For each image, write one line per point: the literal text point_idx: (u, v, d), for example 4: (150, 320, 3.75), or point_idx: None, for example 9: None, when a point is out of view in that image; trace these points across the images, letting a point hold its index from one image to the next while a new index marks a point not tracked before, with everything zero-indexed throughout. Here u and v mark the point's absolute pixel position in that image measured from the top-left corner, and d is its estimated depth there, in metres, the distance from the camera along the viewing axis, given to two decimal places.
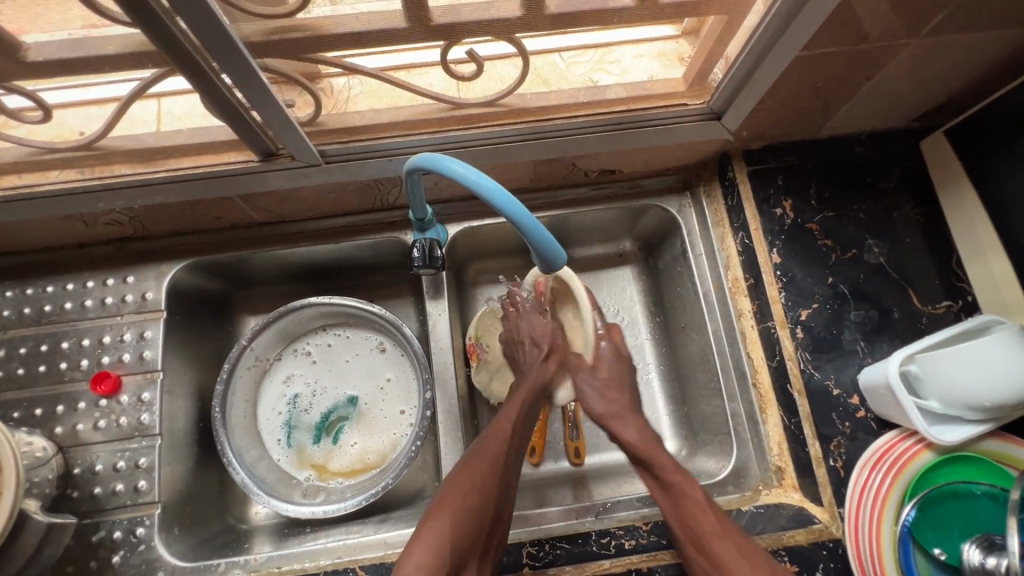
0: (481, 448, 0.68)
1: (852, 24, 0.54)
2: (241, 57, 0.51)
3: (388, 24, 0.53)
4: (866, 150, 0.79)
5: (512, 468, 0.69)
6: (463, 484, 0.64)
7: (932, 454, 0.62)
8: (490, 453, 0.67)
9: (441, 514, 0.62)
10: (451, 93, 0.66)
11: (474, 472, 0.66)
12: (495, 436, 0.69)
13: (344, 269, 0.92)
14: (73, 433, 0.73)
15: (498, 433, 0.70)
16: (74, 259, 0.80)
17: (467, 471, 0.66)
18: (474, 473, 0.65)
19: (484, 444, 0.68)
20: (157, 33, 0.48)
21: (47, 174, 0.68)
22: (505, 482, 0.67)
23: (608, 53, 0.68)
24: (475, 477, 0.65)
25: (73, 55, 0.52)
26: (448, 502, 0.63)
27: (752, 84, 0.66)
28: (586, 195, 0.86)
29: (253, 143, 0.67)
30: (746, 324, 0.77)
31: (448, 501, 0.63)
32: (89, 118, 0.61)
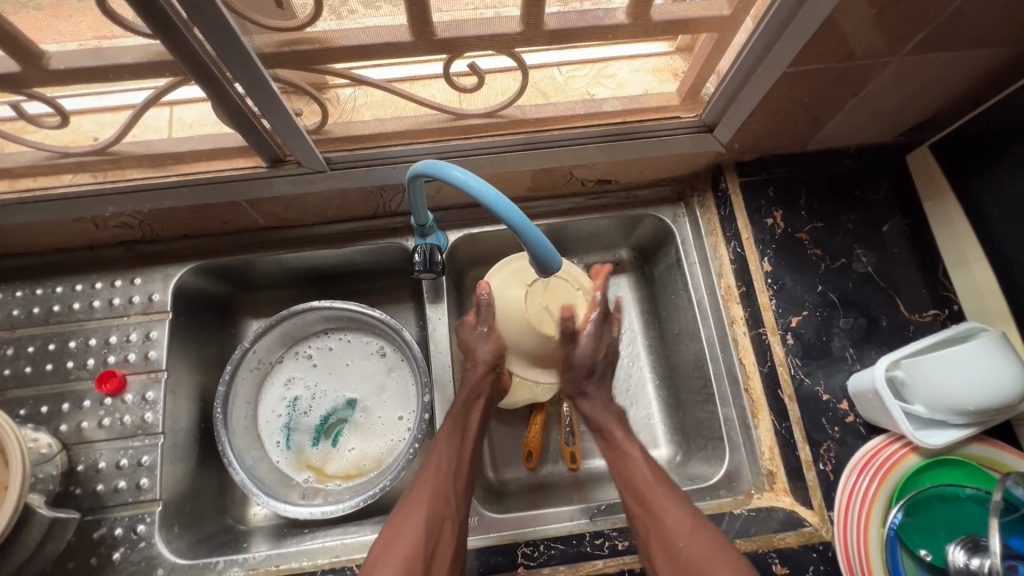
0: (417, 488, 0.66)
1: (836, 42, 0.57)
2: (255, 67, 0.54)
3: (395, 38, 0.56)
4: (854, 163, 0.81)
5: (451, 496, 0.66)
6: (395, 531, 0.62)
7: (917, 457, 0.63)
8: (420, 494, 0.65)
9: (376, 563, 0.60)
10: (453, 104, 0.69)
11: (406, 515, 0.64)
12: (426, 477, 0.67)
13: (346, 274, 0.94)
14: (78, 431, 0.75)
15: (426, 473, 0.67)
16: (83, 261, 0.82)
17: (400, 517, 0.64)
18: (407, 517, 0.63)
19: (414, 489, 0.66)
20: (175, 44, 0.51)
21: (61, 177, 0.70)
22: (444, 512, 0.64)
23: (605, 68, 0.69)
24: (406, 520, 0.63)
25: (92, 64, 0.54)
26: (382, 552, 0.61)
27: (742, 99, 0.69)
28: (583, 204, 0.89)
29: (263, 150, 0.69)
30: (739, 330, 0.79)
31: (381, 551, 0.61)
32: (104, 124, 0.64)
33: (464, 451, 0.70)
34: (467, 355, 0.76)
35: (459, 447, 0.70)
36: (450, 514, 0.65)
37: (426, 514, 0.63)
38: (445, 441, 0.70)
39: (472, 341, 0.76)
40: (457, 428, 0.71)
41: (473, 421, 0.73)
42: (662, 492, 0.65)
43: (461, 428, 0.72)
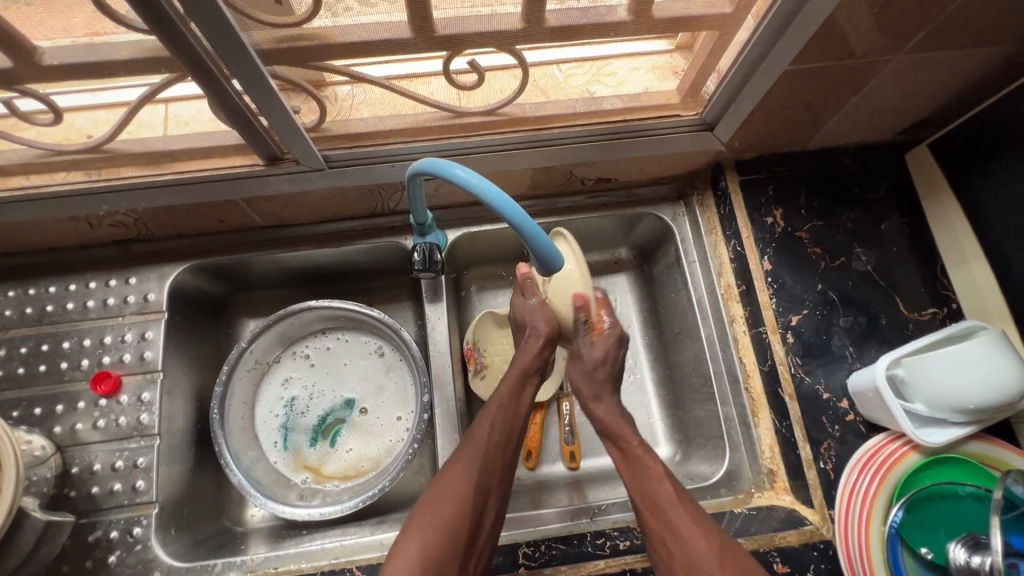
0: (465, 450, 0.66)
1: (838, 40, 0.57)
2: (253, 63, 0.53)
3: (395, 34, 0.56)
4: (853, 161, 0.82)
5: (499, 469, 0.66)
6: (440, 494, 0.63)
7: (918, 455, 0.63)
8: (470, 463, 0.64)
9: (420, 523, 0.61)
10: (453, 102, 0.69)
11: (454, 480, 0.63)
12: (476, 441, 0.66)
13: (345, 273, 0.93)
14: (72, 433, 0.74)
15: (477, 439, 0.66)
16: (77, 261, 0.81)
17: (447, 480, 0.64)
18: (454, 481, 0.63)
19: (465, 449, 0.66)
20: (171, 39, 0.50)
21: (54, 176, 0.69)
22: (491, 484, 0.65)
23: (604, 65, 0.68)
24: (454, 485, 0.63)
25: (86, 60, 0.53)
26: (427, 511, 0.62)
27: (742, 97, 0.68)
28: (583, 203, 0.88)
29: (259, 147, 0.69)
30: (739, 329, 0.79)
31: (425, 511, 0.62)
32: (97, 122, 0.63)
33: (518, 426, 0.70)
34: (522, 326, 0.74)
35: (512, 417, 0.69)
36: (495, 489, 0.65)
37: (474, 485, 0.63)
38: (501, 410, 0.68)
39: (528, 313, 0.74)
40: (513, 398, 0.70)
41: (525, 398, 0.71)
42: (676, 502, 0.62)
43: (518, 399, 0.70)
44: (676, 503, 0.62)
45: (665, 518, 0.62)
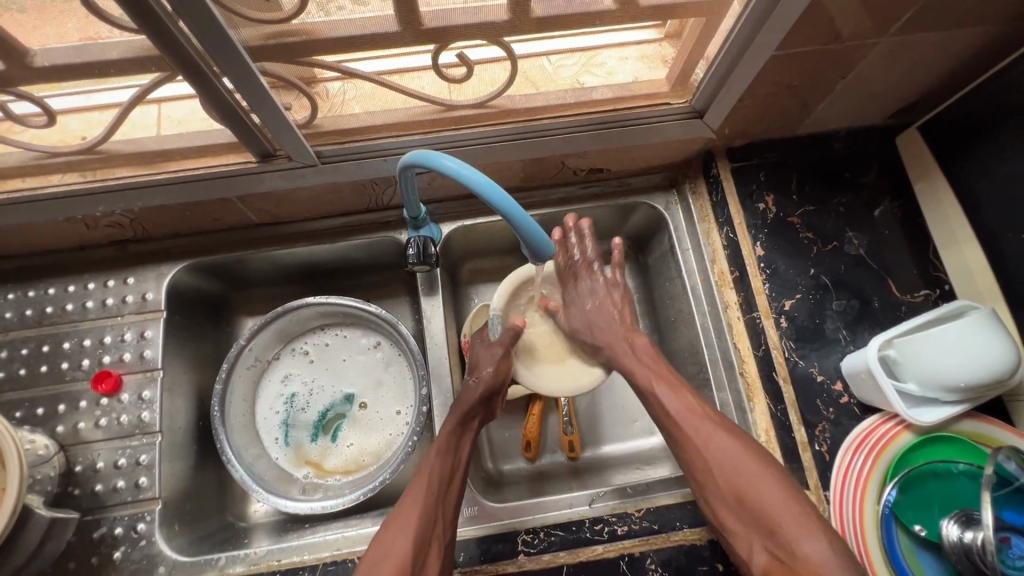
0: (404, 505, 0.65)
1: (823, 24, 0.57)
2: (241, 59, 0.54)
3: (381, 28, 0.56)
4: (844, 146, 0.82)
5: (440, 515, 0.65)
6: (381, 555, 0.61)
7: (911, 435, 0.64)
8: (408, 518, 0.63)
9: None
10: (443, 95, 0.69)
11: (394, 535, 0.62)
12: (415, 495, 0.65)
13: (341, 269, 0.94)
14: (75, 432, 0.75)
15: (415, 492, 0.65)
16: (75, 262, 0.82)
17: (386, 536, 0.62)
18: (393, 539, 0.61)
19: (403, 506, 0.65)
20: (161, 39, 0.51)
21: (49, 178, 0.70)
22: (431, 534, 0.63)
23: (594, 56, 0.69)
24: (392, 543, 0.61)
25: (77, 61, 0.54)
26: (368, 573, 0.59)
27: (731, 83, 0.69)
28: (575, 194, 0.89)
29: (251, 145, 0.69)
30: (733, 315, 0.79)
31: (366, 575, 0.59)
32: (91, 123, 0.64)
33: (454, 476, 0.68)
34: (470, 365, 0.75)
35: (451, 465, 0.68)
36: (437, 537, 0.63)
37: (415, 535, 0.62)
38: (437, 462, 0.68)
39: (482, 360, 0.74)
40: (450, 446, 0.70)
41: (463, 445, 0.71)
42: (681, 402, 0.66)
43: (458, 451, 0.70)
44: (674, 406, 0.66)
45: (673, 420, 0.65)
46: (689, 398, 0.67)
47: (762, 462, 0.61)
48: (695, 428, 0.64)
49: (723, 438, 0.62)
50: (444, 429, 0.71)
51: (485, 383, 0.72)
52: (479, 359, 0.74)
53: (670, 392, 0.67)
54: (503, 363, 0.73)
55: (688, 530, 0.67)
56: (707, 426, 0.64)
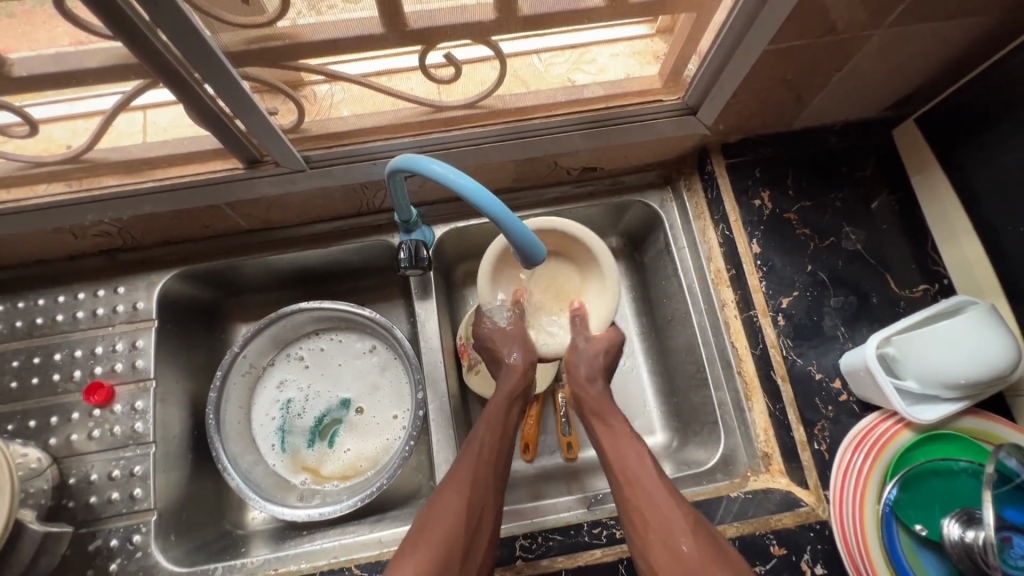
0: (457, 470, 0.65)
1: (816, 17, 0.56)
2: (222, 65, 0.53)
3: (366, 30, 0.55)
4: (840, 140, 0.81)
5: (491, 482, 0.65)
6: (435, 515, 0.61)
7: (911, 433, 0.63)
8: (461, 480, 0.64)
9: (414, 545, 0.59)
10: (433, 96, 0.68)
11: (449, 496, 0.63)
12: (468, 461, 0.66)
13: (334, 273, 0.93)
14: (68, 444, 0.74)
15: (468, 459, 0.66)
16: (65, 272, 0.81)
17: (441, 496, 0.63)
18: (449, 498, 0.62)
19: (455, 472, 0.65)
20: (140, 48, 0.50)
21: (34, 188, 0.69)
22: (484, 500, 0.63)
23: (585, 53, 0.68)
24: (447, 504, 0.62)
25: (56, 70, 0.53)
26: (423, 531, 0.60)
27: (724, 79, 0.67)
28: (569, 193, 0.88)
29: (238, 151, 0.68)
30: (730, 313, 0.78)
31: (420, 533, 0.60)
32: (76, 132, 0.63)
33: (504, 449, 0.69)
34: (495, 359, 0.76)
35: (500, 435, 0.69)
36: (490, 501, 0.64)
37: (468, 497, 0.62)
38: (489, 433, 0.69)
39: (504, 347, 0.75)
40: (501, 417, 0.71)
41: (512, 417, 0.72)
42: (628, 442, 0.68)
43: (508, 423, 0.71)
44: (617, 447, 0.68)
45: (620, 455, 0.67)
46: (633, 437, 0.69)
47: (699, 532, 0.59)
48: (640, 471, 0.65)
49: (656, 489, 0.62)
50: (496, 402, 0.72)
51: (519, 367, 0.73)
52: (495, 344, 0.75)
53: (626, 437, 0.69)
54: (523, 338, 0.75)
55: None
56: (650, 471, 0.65)
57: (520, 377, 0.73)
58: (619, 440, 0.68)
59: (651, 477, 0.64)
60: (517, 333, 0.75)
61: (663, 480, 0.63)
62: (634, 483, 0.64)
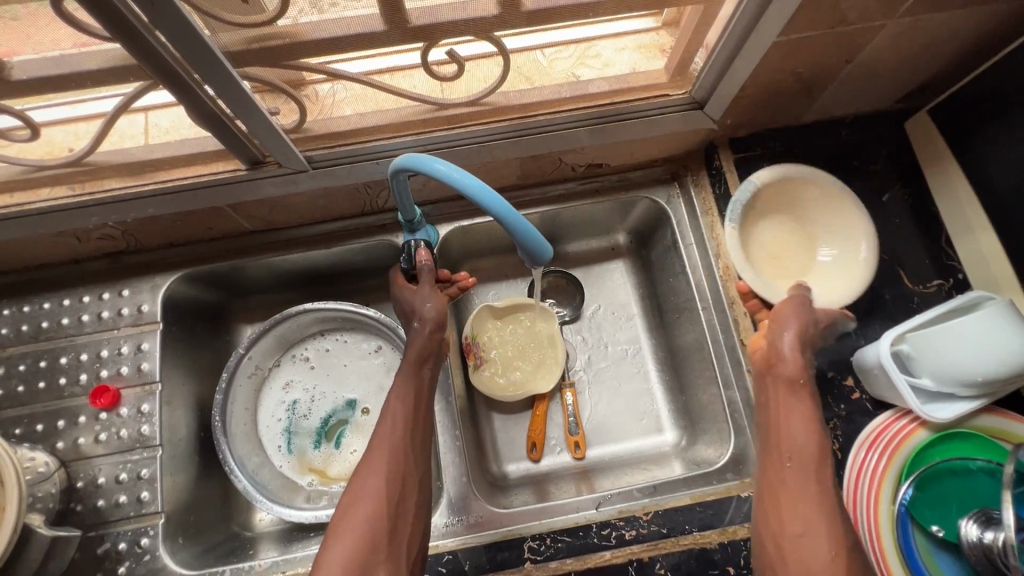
0: (372, 449, 0.66)
1: (827, 7, 0.55)
2: (224, 67, 0.52)
3: (367, 27, 0.54)
4: (851, 133, 0.79)
5: (411, 454, 0.66)
6: (355, 497, 0.62)
7: (926, 432, 0.62)
8: (378, 457, 0.64)
9: (337, 528, 0.60)
10: (435, 94, 0.67)
11: (366, 477, 0.63)
12: (382, 436, 0.66)
13: (339, 274, 0.92)
14: (75, 448, 0.74)
15: (383, 436, 0.66)
16: (69, 275, 0.81)
17: (359, 478, 0.63)
18: (366, 480, 0.63)
19: (371, 450, 0.66)
20: (138, 49, 0.49)
21: (37, 192, 0.69)
22: (406, 469, 0.65)
23: (589, 47, 0.67)
24: (365, 486, 0.62)
25: (54, 72, 0.52)
26: (345, 513, 0.61)
27: (733, 72, 0.66)
28: (574, 190, 0.86)
29: (239, 152, 0.67)
30: (739, 310, 0.77)
31: (341, 519, 0.61)
32: (78, 134, 0.62)
33: (415, 417, 0.68)
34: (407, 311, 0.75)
35: (414, 403, 0.69)
36: (412, 471, 0.65)
37: (387, 477, 0.63)
38: (401, 404, 0.69)
39: (417, 300, 0.74)
40: (410, 381, 0.71)
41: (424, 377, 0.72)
42: (803, 445, 0.61)
43: (414, 392, 0.70)
44: (788, 448, 0.61)
45: (783, 457, 0.61)
46: (809, 433, 0.61)
47: (849, 558, 0.54)
48: (805, 481, 0.59)
49: (811, 497, 0.58)
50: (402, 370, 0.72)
51: (430, 331, 0.73)
52: (411, 307, 0.75)
53: (803, 435, 0.61)
54: (431, 297, 0.73)
55: (697, 534, 0.67)
56: (813, 483, 0.59)
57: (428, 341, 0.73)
58: (797, 448, 0.61)
59: (814, 489, 0.58)
60: (429, 293, 0.74)
61: (822, 494, 0.58)
62: (790, 484, 0.59)
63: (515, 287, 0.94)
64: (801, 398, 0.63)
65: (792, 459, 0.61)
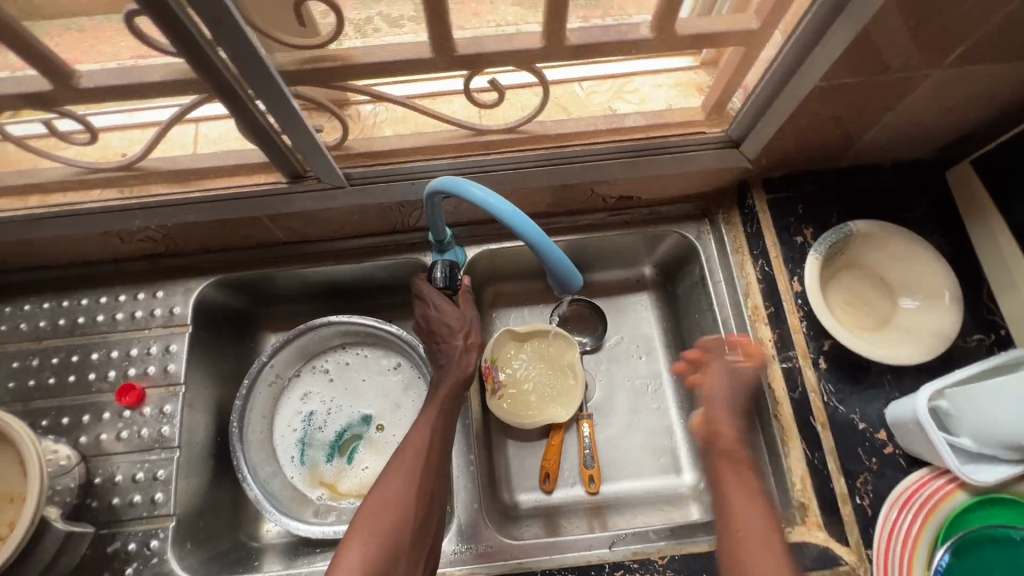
0: (401, 455, 0.67)
1: (873, 53, 0.55)
2: (277, 85, 0.54)
3: (415, 54, 0.56)
4: (889, 179, 0.78)
5: (436, 463, 0.68)
6: (381, 499, 0.64)
7: (966, 494, 0.59)
8: (407, 463, 0.66)
9: (359, 529, 0.62)
10: (473, 120, 0.70)
11: (391, 485, 0.65)
12: (413, 443, 0.68)
13: (364, 290, 0.93)
14: (97, 443, 0.75)
15: (414, 443, 0.68)
16: (108, 274, 0.83)
17: (386, 484, 0.65)
18: (394, 484, 0.65)
19: (401, 455, 0.67)
20: (199, 62, 0.51)
21: (90, 193, 0.72)
22: (432, 478, 0.67)
23: (627, 83, 0.73)
24: (393, 491, 0.64)
25: (120, 82, 0.55)
26: (371, 514, 0.63)
27: (772, 114, 0.66)
28: (604, 221, 0.86)
29: (281, 165, 0.69)
30: (767, 355, 0.75)
31: (366, 520, 0.63)
32: (131, 141, 0.68)
33: (440, 433, 0.70)
34: (438, 330, 0.76)
35: (444, 412, 0.72)
36: (437, 481, 0.67)
37: (414, 484, 0.65)
38: (434, 415, 0.71)
39: (455, 320, 0.76)
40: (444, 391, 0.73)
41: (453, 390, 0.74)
42: (764, 530, 0.58)
43: (442, 407, 0.72)
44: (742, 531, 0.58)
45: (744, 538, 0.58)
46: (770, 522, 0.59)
47: None
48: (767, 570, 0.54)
49: None
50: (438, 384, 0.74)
51: (472, 355, 0.76)
52: (447, 327, 0.76)
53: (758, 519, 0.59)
54: (469, 321, 0.77)
55: None
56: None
57: (471, 364, 0.76)
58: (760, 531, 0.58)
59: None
60: (467, 315, 0.77)
61: None
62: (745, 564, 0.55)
63: (538, 313, 0.93)
64: (753, 480, 0.63)
65: (745, 537, 0.58)
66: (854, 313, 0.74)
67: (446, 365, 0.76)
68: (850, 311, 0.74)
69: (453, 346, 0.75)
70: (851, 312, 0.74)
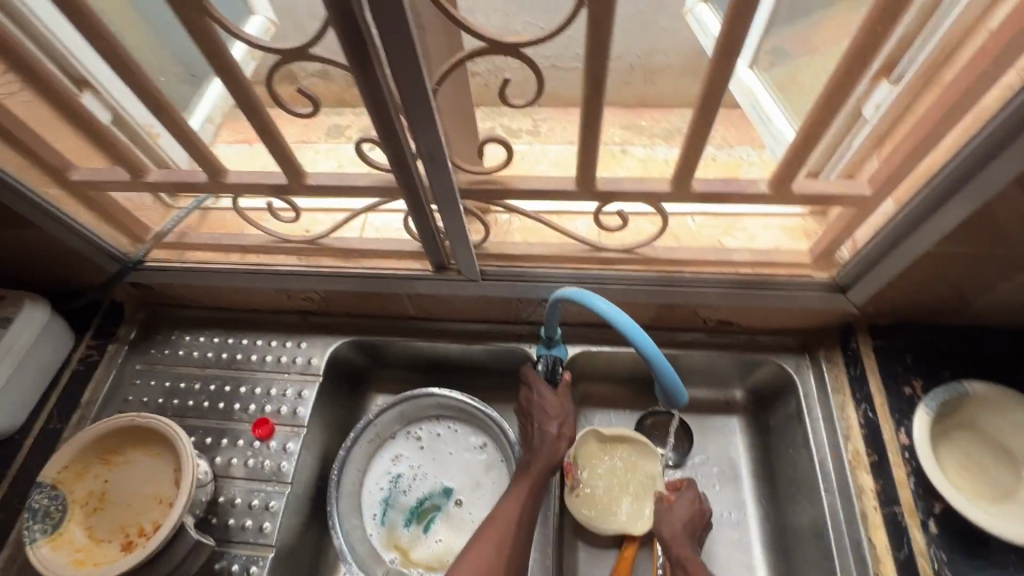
0: (488, 526, 0.72)
1: (989, 226, 0.59)
2: (454, 196, 0.67)
3: (562, 186, 0.69)
4: (1009, 343, 0.77)
5: (518, 544, 0.72)
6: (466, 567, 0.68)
7: None
8: (493, 536, 0.71)
9: None
10: (593, 238, 0.83)
11: (478, 553, 0.70)
12: (500, 518, 0.73)
13: (465, 369, 1.02)
14: (227, 466, 0.87)
15: (501, 519, 0.73)
16: (267, 321, 1.00)
17: (470, 554, 0.70)
18: (480, 554, 0.69)
19: (488, 527, 0.72)
20: (404, 180, 0.66)
21: (276, 256, 0.90)
22: (513, 555, 0.71)
23: (738, 222, 0.84)
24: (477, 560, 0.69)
25: (337, 184, 0.73)
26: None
27: (881, 268, 0.71)
28: (702, 340, 0.91)
29: (432, 256, 0.83)
30: (868, 504, 0.74)
31: None
32: (317, 221, 0.90)
33: (528, 510, 0.75)
34: (535, 414, 0.84)
35: (531, 494, 0.77)
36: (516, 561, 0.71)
37: (498, 560, 0.69)
38: (521, 495, 0.76)
39: (551, 408, 0.83)
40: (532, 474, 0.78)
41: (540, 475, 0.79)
42: None
43: (532, 486, 0.77)
44: None
45: None
46: None
47: None
48: None
49: None
50: (528, 466, 0.80)
51: (561, 444, 0.81)
52: (544, 413, 0.83)
53: None
54: (565, 413, 0.83)
55: None
56: None
57: (558, 452, 0.81)
58: None
59: None
60: (564, 407, 0.84)
61: None
62: None
63: (624, 419, 0.96)
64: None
65: None
66: (972, 474, 0.71)
67: (536, 448, 0.82)
68: (967, 470, 0.72)
69: (547, 431, 0.82)
70: (968, 472, 0.71)
